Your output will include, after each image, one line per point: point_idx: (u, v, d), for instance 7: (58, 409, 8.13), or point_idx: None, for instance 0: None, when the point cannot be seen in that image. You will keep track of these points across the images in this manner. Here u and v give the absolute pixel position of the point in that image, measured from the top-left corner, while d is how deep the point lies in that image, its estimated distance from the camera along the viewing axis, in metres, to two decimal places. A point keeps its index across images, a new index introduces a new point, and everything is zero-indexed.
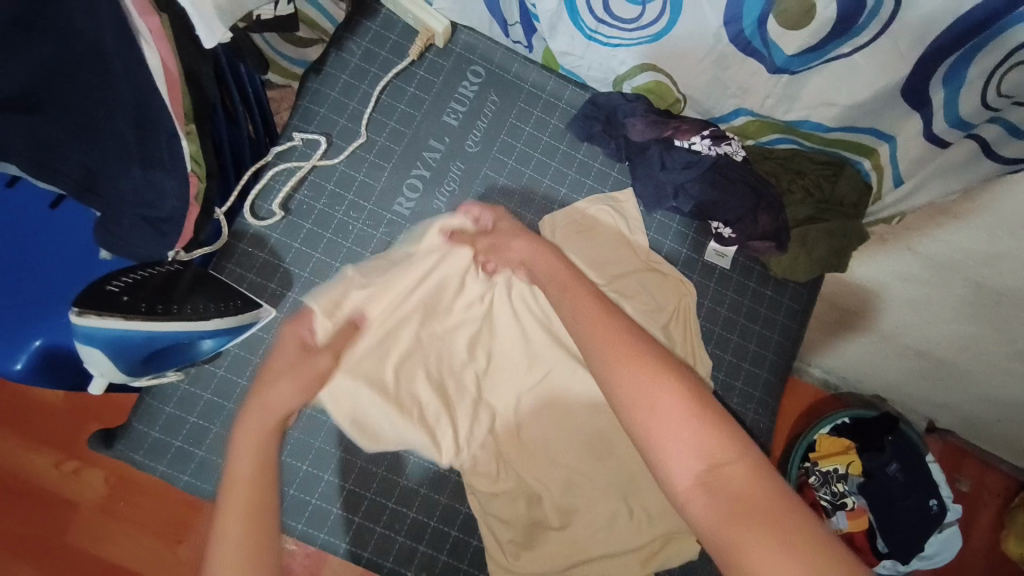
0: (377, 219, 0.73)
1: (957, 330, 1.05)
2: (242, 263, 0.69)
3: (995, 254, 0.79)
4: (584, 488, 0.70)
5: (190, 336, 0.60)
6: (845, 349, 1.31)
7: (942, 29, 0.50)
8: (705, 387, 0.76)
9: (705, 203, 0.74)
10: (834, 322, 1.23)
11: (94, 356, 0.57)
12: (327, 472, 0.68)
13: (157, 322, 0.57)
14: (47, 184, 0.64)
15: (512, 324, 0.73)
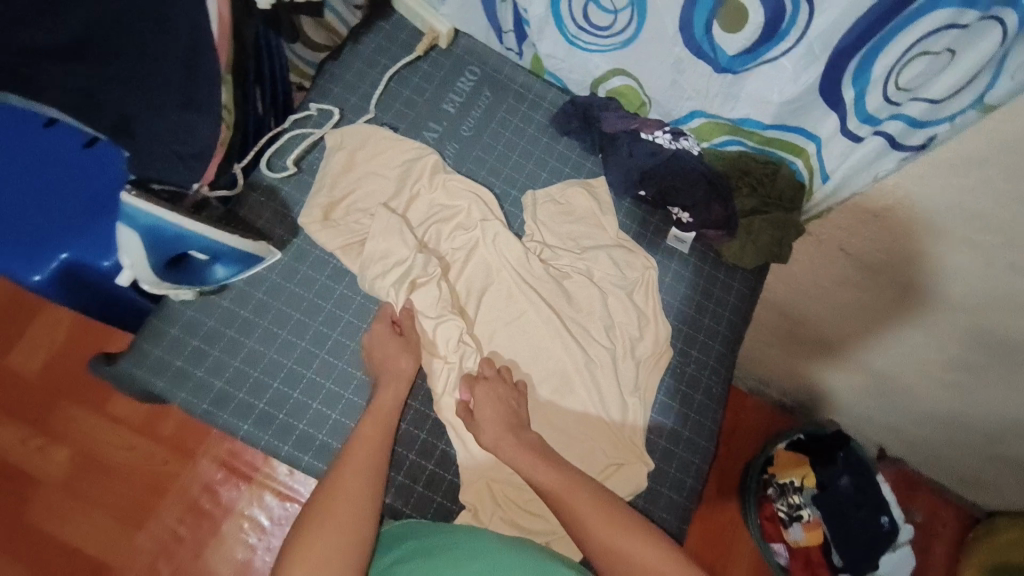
0: (377, 183, 0.82)
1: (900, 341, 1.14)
2: (253, 209, 0.77)
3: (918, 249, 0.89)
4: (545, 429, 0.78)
5: (212, 246, 0.67)
6: (796, 364, 1.41)
7: (844, 33, 0.64)
8: (665, 350, 0.84)
9: (665, 188, 0.86)
10: (786, 334, 1.33)
11: (127, 236, 0.61)
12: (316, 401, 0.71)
13: (193, 223, 0.64)
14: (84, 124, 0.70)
15: (495, 286, 0.81)
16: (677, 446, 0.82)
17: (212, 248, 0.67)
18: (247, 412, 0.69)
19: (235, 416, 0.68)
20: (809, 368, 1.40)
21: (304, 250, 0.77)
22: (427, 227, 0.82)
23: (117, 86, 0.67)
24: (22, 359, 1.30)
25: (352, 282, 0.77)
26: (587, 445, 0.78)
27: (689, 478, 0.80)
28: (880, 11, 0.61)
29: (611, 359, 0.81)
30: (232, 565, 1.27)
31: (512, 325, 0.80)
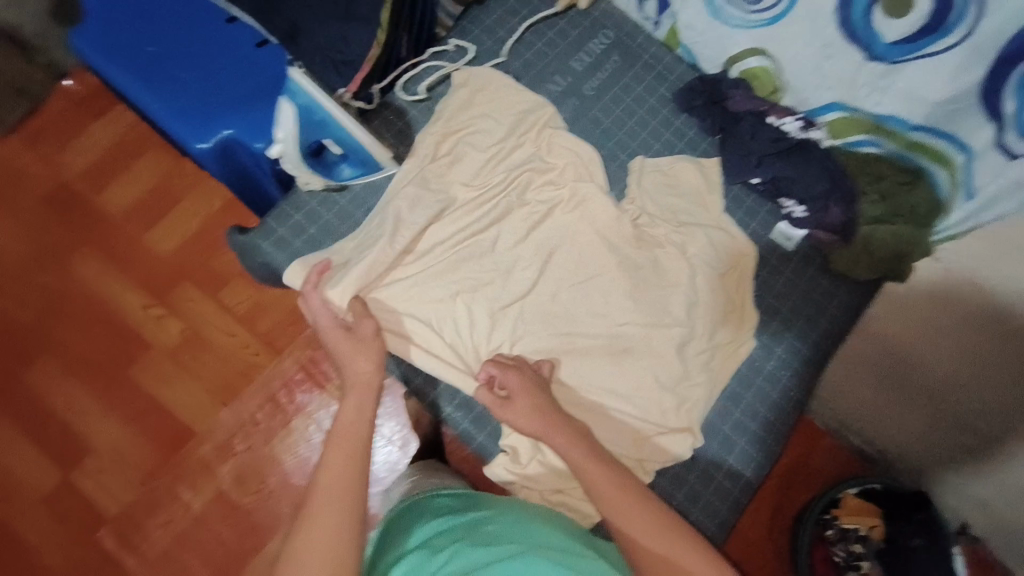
0: (494, 124, 0.85)
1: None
2: (383, 125, 0.84)
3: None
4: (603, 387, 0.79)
5: (347, 140, 0.77)
6: (896, 421, 1.21)
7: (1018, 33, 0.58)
8: (743, 341, 0.82)
9: (782, 178, 0.83)
10: (882, 377, 1.13)
11: (287, 111, 0.74)
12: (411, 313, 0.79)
13: (340, 114, 0.75)
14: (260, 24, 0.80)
15: (582, 244, 0.82)
16: (740, 437, 0.80)
17: (347, 144, 0.77)
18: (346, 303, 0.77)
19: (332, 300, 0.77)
20: (907, 422, 1.19)
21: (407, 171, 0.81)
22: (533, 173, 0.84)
23: None
24: (160, 240, 1.50)
25: (458, 211, 0.82)
26: (643, 413, 0.78)
27: (744, 471, 0.79)
28: None
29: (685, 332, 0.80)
30: (295, 457, 1.41)
31: (592, 286, 0.81)
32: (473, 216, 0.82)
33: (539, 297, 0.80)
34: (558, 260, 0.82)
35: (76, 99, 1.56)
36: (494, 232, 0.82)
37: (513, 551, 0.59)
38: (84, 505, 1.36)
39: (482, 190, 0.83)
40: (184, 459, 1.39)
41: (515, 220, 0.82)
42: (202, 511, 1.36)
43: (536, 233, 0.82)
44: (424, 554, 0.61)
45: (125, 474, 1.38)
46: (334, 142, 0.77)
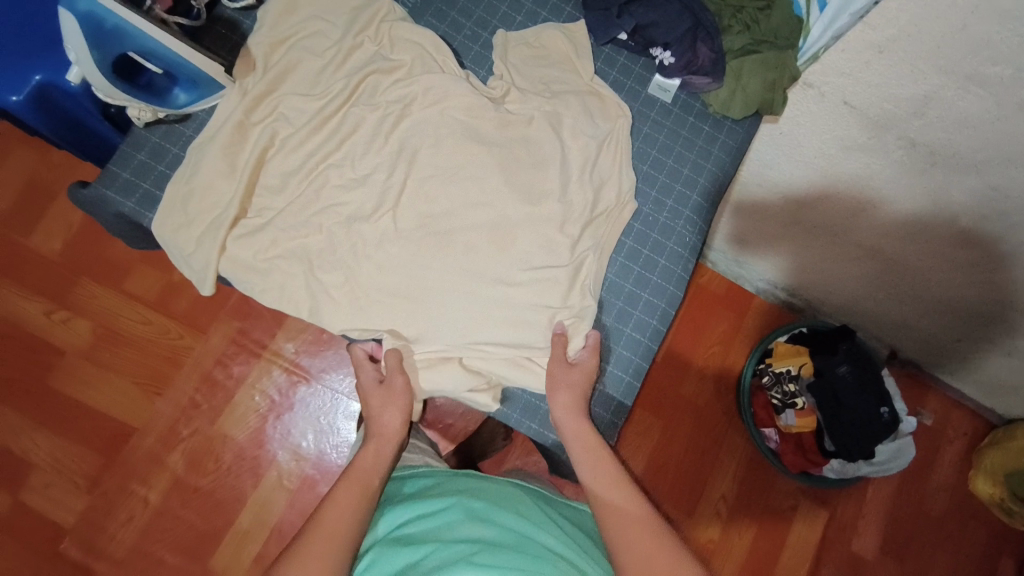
0: (341, 19, 0.79)
1: (956, 262, 1.13)
2: (217, 42, 0.77)
3: (964, 163, 0.90)
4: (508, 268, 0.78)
5: (160, 52, 0.67)
6: (811, 261, 1.39)
7: None
8: (627, 201, 0.82)
9: (646, 26, 0.81)
10: (790, 222, 1.30)
11: (70, 23, 0.62)
12: (296, 234, 0.76)
13: (136, 18, 0.63)
14: None
15: (456, 129, 0.78)
16: (644, 290, 0.82)
17: (166, 58, 0.68)
18: (218, 235, 0.74)
19: (206, 238, 0.74)
20: (821, 261, 1.38)
21: (247, 87, 0.75)
22: (393, 66, 0.79)
23: None
24: (42, 240, 1.38)
25: (324, 120, 0.77)
26: (546, 288, 0.78)
27: (653, 320, 0.81)
28: None
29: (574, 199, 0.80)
30: (246, 431, 1.36)
31: (473, 172, 0.78)
32: (336, 123, 0.77)
33: (427, 195, 0.77)
34: (432, 152, 0.77)
35: None
36: (365, 135, 0.77)
37: (459, 553, 0.62)
38: (35, 523, 1.30)
39: (324, 99, 0.77)
40: (131, 457, 1.33)
41: (383, 118, 0.78)
42: (162, 503, 1.32)
43: (407, 126, 0.78)
44: (390, 543, 0.69)
45: (72, 484, 1.32)
46: (149, 58, 0.68)
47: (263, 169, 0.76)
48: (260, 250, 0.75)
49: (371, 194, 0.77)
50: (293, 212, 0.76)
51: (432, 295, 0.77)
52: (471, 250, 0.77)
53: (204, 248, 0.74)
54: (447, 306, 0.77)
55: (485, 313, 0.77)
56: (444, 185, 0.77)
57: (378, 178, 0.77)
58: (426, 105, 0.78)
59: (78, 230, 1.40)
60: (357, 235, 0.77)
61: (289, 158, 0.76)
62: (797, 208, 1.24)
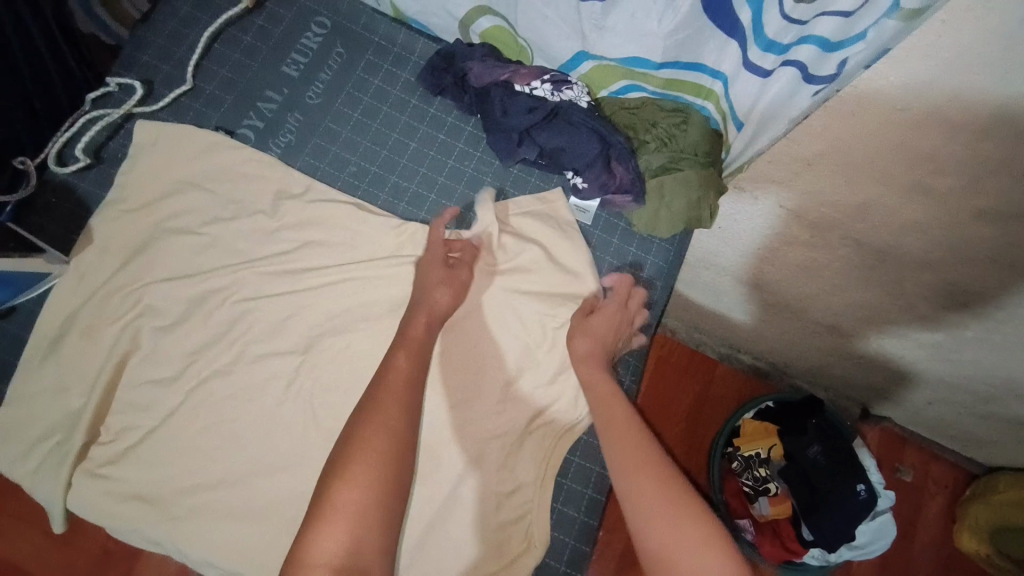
0: (196, 170, 0.68)
1: (924, 343, 1.06)
2: (45, 213, 0.65)
3: (916, 260, 0.83)
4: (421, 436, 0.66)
5: None
6: (775, 336, 1.30)
7: None
8: (557, 377, 0.70)
9: (552, 149, 0.73)
10: (745, 299, 1.20)
11: None
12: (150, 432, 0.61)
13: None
14: None
15: (345, 290, 0.68)
16: (575, 454, 0.69)
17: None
18: (62, 465, 0.59)
19: (41, 467, 0.59)
20: (780, 332, 1.28)
21: (86, 266, 0.63)
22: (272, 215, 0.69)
23: None
24: None
25: (175, 295, 0.64)
26: (474, 490, 0.66)
27: (587, 490, 0.67)
28: None
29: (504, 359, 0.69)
30: None
31: (377, 335, 0.66)
32: (219, 313, 0.65)
33: (314, 367, 0.65)
34: (314, 322, 0.66)
35: None
36: (229, 309, 0.65)
37: None
38: None
39: (190, 277, 0.65)
40: None
41: (256, 285, 0.66)
42: None
43: (283, 291, 0.67)
44: None
45: None
46: None
47: (121, 382, 0.62)
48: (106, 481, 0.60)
49: (242, 381, 0.63)
50: (169, 432, 0.61)
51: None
52: None
53: (37, 482, 0.59)
54: None
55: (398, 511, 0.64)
56: (340, 362, 0.65)
57: (250, 355, 0.64)
58: (303, 266, 0.68)
59: None
60: (212, 432, 0.62)
61: (152, 355, 0.62)
62: (755, 290, 1.15)
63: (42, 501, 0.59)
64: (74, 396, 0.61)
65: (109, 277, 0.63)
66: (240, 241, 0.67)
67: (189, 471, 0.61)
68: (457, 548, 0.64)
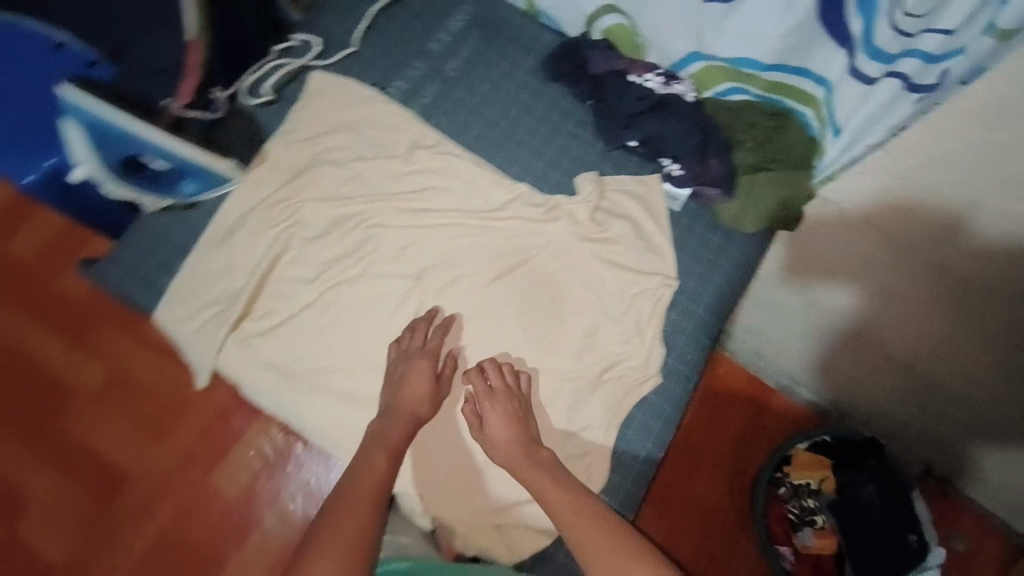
0: (351, 117, 0.81)
1: (1011, 397, 0.96)
2: (229, 135, 0.78)
3: (1005, 294, 0.78)
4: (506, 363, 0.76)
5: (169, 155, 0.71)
6: (846, 373, 1.21)
7: None
8: (633, 336, 0.79)
9: (654, 137, 0.80)
10: (812, 322, 1.14)
11: (86, 134, 0.69)
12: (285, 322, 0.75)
13: (150, 126, 0.69)
14: (71, 35, 0.77)
15: (462, 235, 0.80)
16: (640, 410, 0.77)
17: (172, 159, 0.72)
18: (220, 329, 0.74)
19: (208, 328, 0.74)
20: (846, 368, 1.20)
21: (258, 181, 0.77)
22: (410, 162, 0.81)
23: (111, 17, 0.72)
24: (69, 280, 1.42)
25: (326, 215, 0.78)
26: (548, 419, 0.76)
27: (647, 442, 0.76)
28: None
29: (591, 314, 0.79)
30: (237, 487, 1.34)
31: (489, 275, 0.79)
32: (355, 236, 0.78)
33: (424, 292, 0.77)
34: (431, 255, 0.79)
35: None
36: (363, 233, 0.78)
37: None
38: (23, 562, 1.30)
39: (340, 202, 0.78)
40: (122, 505, 1.32)
41: (388, 217, 0.79)
42: (145, 553, 1.30)
43: (408, 225, 0.79)
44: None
45: (64, 525, 1.31)
46: (159, 159, 0.72)
47: (271, 276, 0.76)
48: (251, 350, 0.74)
49: (367, 294, 0.76)
50: (306, 320, 0.75)
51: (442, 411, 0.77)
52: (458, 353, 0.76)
53: (201, 343, 0.73)
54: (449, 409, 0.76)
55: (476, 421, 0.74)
56: (452, 294, 0.78)
57: (372, 273, 0.77)
58: (421, 208, 0.80)
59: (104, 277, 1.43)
60: (334, 327, 0.75)
61: (302, 260, 0.76)
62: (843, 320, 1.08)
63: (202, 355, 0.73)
64: (239, 281, 0.75)
65: (277, 189, 0.78)
66: (381, 180, 0.80)
67: (318, 355, 0.75)
68: None
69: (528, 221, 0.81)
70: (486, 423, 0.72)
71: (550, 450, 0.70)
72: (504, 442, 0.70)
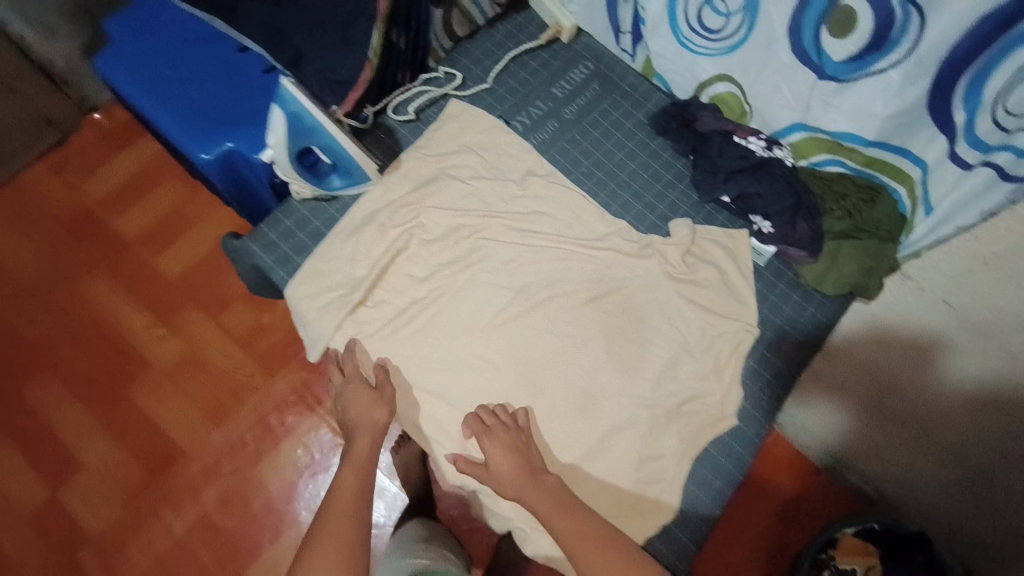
0: (479, 142, 0.91)
1: None
2: (373, 143, 0.90)
3: None
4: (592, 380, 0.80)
5: (338, 154, 0.78)
6: (890, 457, 0.98)
7: (939, 62, 0.64)
8: (712, 375, 0.81)
9: (749, 194, 0.86)
10: (863, 396, 0.95)
11: (279, 119, 0.72)
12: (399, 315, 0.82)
13: (331, 124, 0.73)
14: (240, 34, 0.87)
15: (566, 260, 0.85)
16: (713, 448, 0.79)
17: (335, 150, 0.77)
18: (339, 311, 0.81)
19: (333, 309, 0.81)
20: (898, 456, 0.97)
21: (389, 186, 0.86)
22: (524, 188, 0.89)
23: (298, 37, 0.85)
24: (169, 260, 1.53)
25: (443, 224, 0.85)
26: (622, 445, 0.77)
27: (717, 480, 0.77)
28: (975, 39, 0.61)
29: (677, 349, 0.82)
30: (281, 482, 1.37)
31: (584, 300, 0.83)
32: (466, 245, 0.85)
33: (523, 305, 0.83)
34: (534, 274, 0.84)
35: (99, 129, 1.58)
36: (473, 243, 0.85)
37: None
38: (64, 523, 1.32)
39: (458, 213, 0.86)
40: (170, 482, 1.36)
41: (499, 233, 0.86)
42: (184, 534, 1.32)
43: (514, 243, 0.85)
44: None
45: (109, 495, 1.34)
46: (325, 152, 0.78)
47: (388, 270, 0.83)
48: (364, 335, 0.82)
49: (472, 299, 0.82)
50: (416, 315, 0.82)
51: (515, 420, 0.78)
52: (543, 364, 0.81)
53: (323, 322, 0.81)
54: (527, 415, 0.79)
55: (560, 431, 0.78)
56: (549, 309, 0.83)
57: (477, 281, 0.83)
58: (523, 228, 0.86)
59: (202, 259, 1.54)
60: (441, 327, 0.82)
61: (418, 259, 0.84)
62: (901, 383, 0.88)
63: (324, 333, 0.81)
64: (359, 270, 0.83)
65: (407, 194, 0.86)
66: (496, 200, 0.88)
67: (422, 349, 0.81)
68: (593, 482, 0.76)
69: (624, 253, 0.86)
70: (488, 459, 0.73)
71: (555, 476, 0.71)
72: (501, 469, 0.72)
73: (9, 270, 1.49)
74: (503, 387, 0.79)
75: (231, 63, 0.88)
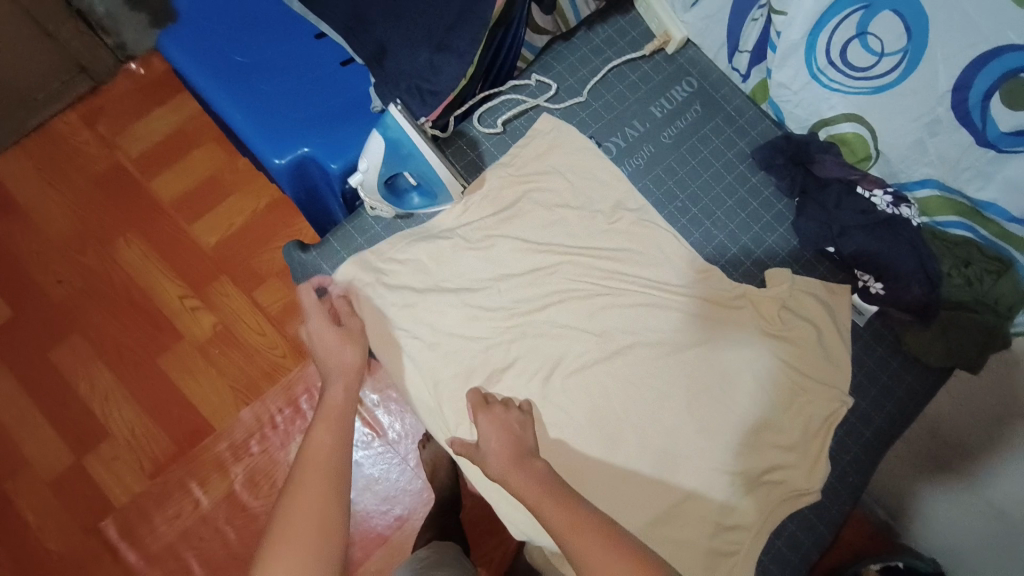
0: (568, 164, 0.83)
1: None
2: (455, 155, 0.84)
3: None
4: (675, 436, 0.77)
5: (426, 173, 0.73)
6: (954, 531, 0.81)
7: None
8: (796, 443, 0.78)
9: (864, 252, 0.79)
10: (925, 467, 0.82)
11: (376, 138, 0.70)
12: (474, 351, 0.77)
13: (428, 149, 0.70)
14: (317, 18, 0.79)
15: (658, 311, 0.80)
16: (792, 521, 0.80)
17: (427, 177, 0.74)
18: (414, 344, 0.77)
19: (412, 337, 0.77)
20: (980, 553, 0.78)
21: (469, 210, 0.81)
22: (616, 223, 0.82)
23: (383, 32, 0.76)
24: (204, 228, 1.24)
25: (527, 258, 0.80)
26: (698, 510, 0.75)
27: (795, 557, 0.78)
28: None
29: (763, 412, 0.78)
30: (305, 466, 1.13)
31: (672, 356, 0.79)
32: (550, 280, 0.80)
33: (607, 352, 0.78)
34: (626, 326, 0.79)
35: (132, 81, 1.32)
36: (559, 279, 0.80)
37: None
38: (87, 494, 1.10)
39: (542, 248, 0.80)
40: (199, 458, 1.12)
41: (588, 273, 0.80)
42: (211, 510, 1.09)
43: (603, 284, 0.80)
44: None
45: (136, 464, 1.12)
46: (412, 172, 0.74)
47: (464, 301, 0.78)
48: (439, 370, 0.77)
49: (554, 341, 0.78)
50: (495, 352, 0.78)
51: (586, 474, 0.75)
52: (623, 415, 0.77)
53: (399, 352, 0.77)
54: (607, 468, 0.75)
55: (636, 487, 0.75)
56: (635, 361, 0.78)
57: (556, 318, 0.79)
58: (607, 267, 0.81)
59: (261, 209, 1.27)
60: (521, 366, 0.77)
61: (496, 295, 0.79)
62: (947, 436, 0.79)
63: (400, 366, 0.77)
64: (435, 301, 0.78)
65: (491, 220, 0.81)
66: (585, 234, 0.81)
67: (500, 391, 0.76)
68: (666, 547, 0.74)
69: (716, 304, 0.81)
70: (479, 434, 0.68)
71: (545, 461, 0.63)
72: (495, 447, 0.65)
73: (28, 221, 1.24)
74: (579, 439, 0.76)
75: (307, 53, 0.82)
